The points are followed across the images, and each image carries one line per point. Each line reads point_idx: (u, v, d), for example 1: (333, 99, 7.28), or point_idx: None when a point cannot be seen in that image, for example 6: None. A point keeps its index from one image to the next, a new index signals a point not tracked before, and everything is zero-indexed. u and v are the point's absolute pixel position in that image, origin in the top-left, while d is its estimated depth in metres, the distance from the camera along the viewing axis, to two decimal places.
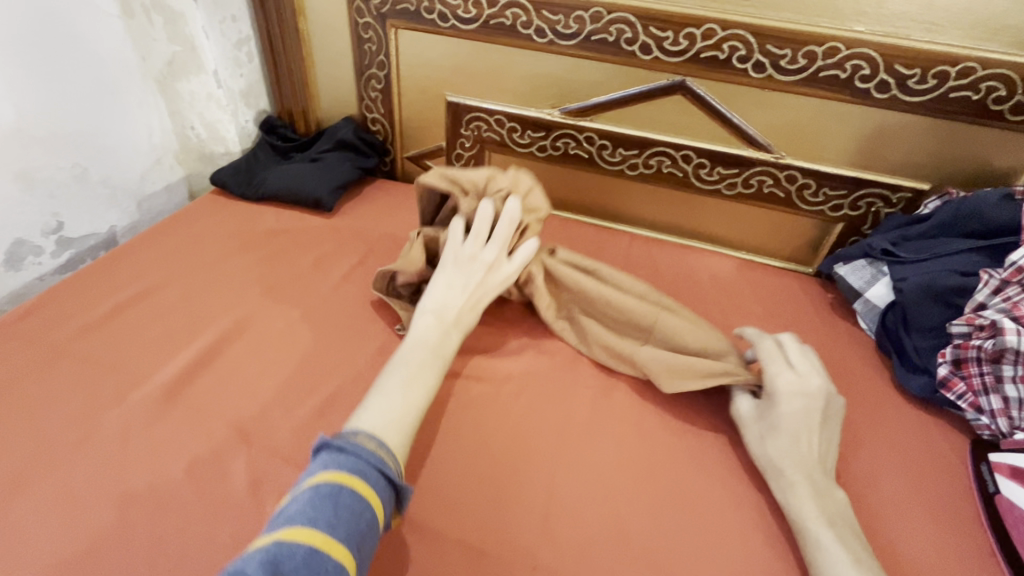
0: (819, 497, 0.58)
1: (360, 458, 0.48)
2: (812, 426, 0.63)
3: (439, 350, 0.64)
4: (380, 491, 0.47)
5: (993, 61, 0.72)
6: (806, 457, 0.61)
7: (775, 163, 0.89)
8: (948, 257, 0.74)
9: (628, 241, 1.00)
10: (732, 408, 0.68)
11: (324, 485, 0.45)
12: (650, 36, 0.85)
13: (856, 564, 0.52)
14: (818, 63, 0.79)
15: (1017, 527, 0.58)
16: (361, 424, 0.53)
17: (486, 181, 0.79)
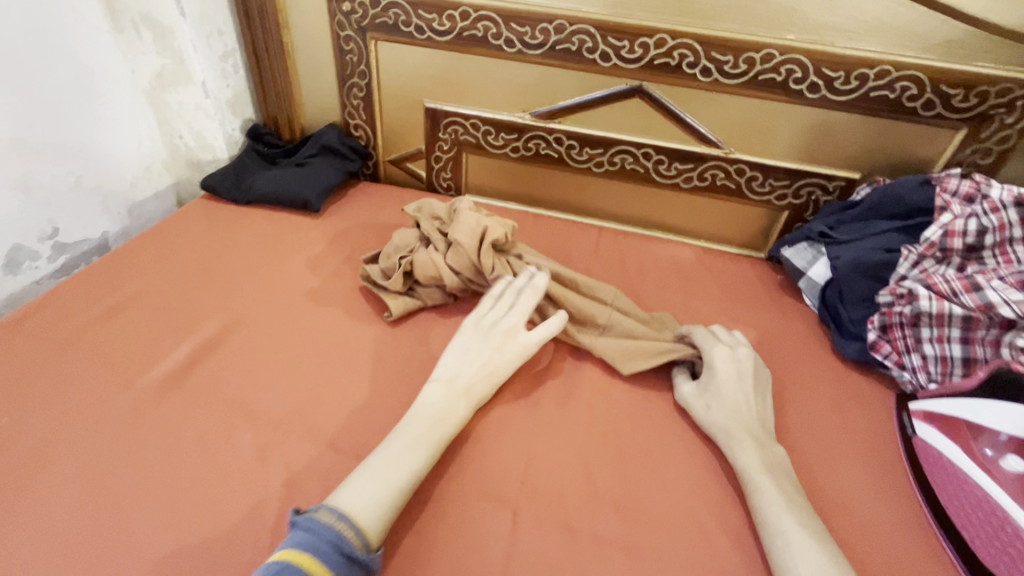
0: (759, 450, 0.65)
1: (316, 534, 0.50)
2: (745, 390, 0.71)
3: (445, 420, 0.64)
4: (330, 564, 0.48)
5: (905, 64, 0.82)
6: (744, 416, 0.68)
7: (726, 158, 0.98)
8: (874, 237, 0.85)
9: (596, 233, 1.08)
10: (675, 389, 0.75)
11: (275, 563, 0.47)
12: (609, 45, 0.92)
13: (793, 505, 0.58)
14: (757, 68, 0.88)
15: (930, 462, 0.65)
16: (335, 496, 0.54)
17: (446, 210, 0.93)
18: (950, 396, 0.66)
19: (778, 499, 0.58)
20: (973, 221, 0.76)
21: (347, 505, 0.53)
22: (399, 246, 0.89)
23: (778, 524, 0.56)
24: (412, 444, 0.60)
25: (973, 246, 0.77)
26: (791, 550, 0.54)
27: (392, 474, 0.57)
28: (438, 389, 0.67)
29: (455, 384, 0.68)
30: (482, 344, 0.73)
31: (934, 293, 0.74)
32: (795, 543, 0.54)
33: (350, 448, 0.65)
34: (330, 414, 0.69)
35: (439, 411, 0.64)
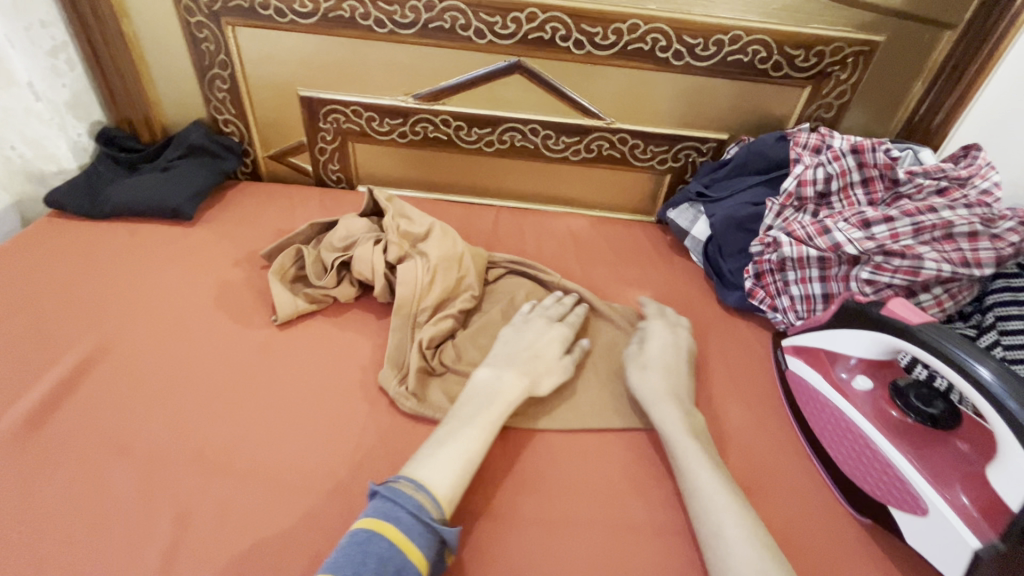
0: (680, 412, 0.66)
1: (399, 504, 0.52)
2: (675, 368, 0.73)
3: (497, 400, 0.65)
4: (416, 538, 0.50)
5: (754, 29, 0.87)
6: (671, 387, 0.70)
7: (608, 128, 1.01)
8: (742, 193, 0.92)
9: (494, 214, 1.08)
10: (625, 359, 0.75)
11: (360, 532, 0.50)
12: (481, 21, 0.91)
13: (715, 466, 0.61)
14: (625, 39, 0.90)
15: (798, 391, 0.71)
16: (412, 469, 0.56)
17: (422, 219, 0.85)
18: (816, 331, 0.71)
19: (702, 460, 0.61)
20: (821, 169, 0.84)
21: (422, 475, 0.55)
22: (345, 236, 0.84)
23: (694, 479, 0.59)
24: (464, 423, 0.62)
25: (823, 192, 0.85)
26: (704, 499, 0.57)
27: (448, 447, 0.59)
28: (489, 373, 0.69)
29: (509, 368, 0.69)
30: (529, 345, 0.73)
31: (793, 239, 0.82)
32: (702, 491, 0.58)
33: (245, 467, 0.61)
34: (220, 434, 0.64)
35: (496, 392, 0.66)
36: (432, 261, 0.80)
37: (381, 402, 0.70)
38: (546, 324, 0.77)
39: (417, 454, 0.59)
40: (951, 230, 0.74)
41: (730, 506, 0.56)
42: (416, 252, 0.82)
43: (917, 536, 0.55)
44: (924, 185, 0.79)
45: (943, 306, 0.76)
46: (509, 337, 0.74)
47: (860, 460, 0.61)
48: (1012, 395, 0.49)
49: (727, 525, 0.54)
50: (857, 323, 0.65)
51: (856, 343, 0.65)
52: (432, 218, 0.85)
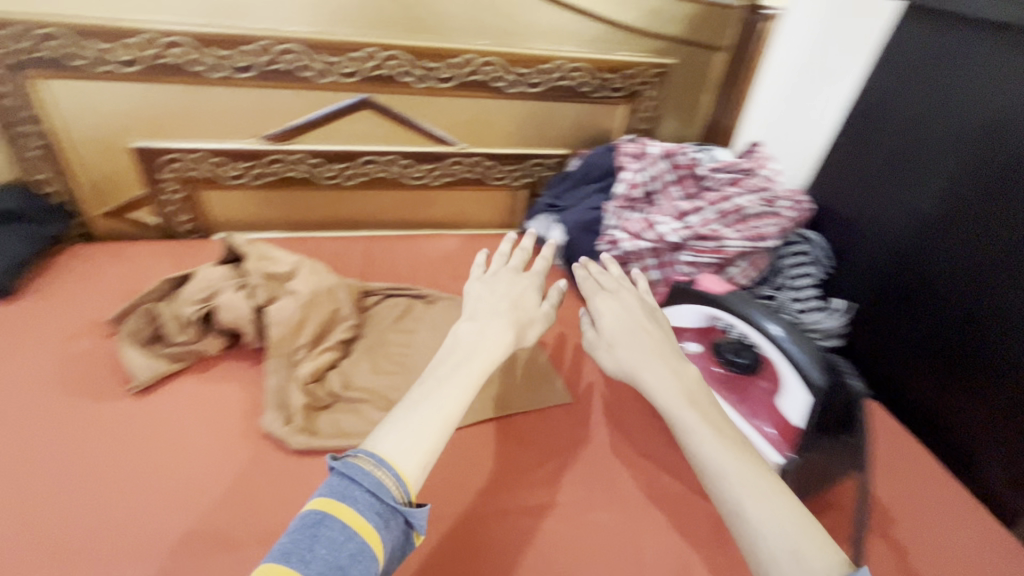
0: (646, 366, 0.63)
1: (355, 481, 0.46)
2: (648, 322, 0.70)
3: (483, 352, 0.62)
4: (373, 518, 0.44)
5: (572, 58, 1.00)
6: (635, 324, 0.69)
7: (462, 153, 1.08)
8: (585, 200, 1.04)
9: (365, 243, 1.09)
10: (579, 286, 0.78)
11: (310, 515, 0.44)
12: (322, 62, 0.93)
13: (720, 435, 0.54)
14: (463, 71, 0.98)
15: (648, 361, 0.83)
16: (374, 439, 0.50)
17: (286, 259, 0.85)
18: None
19: (704, 432, 0.54)
20: (643, 173, 0.98)
21: (382, 447, 0.49)
22: (204, 286, 0.80)
23: (696, 450, 0.54)
24: (447, 381, 0.57)
25: (649, 192, 0.99)
26: (719, 477, 0.51)
27: (434, 404, 0.53)
28: (472, 327, 0.65)
29: (492, 319, 0.67)
30: (506, 296, 0.72)
31: (629, 235, 0.94)
32: (718, 472, 0.51)
33: (116, 551, 0.57)
34: (80, 524, 0.59)
35: (481, 346, 0.62)
36: (302, 299, 0.80)
37: (264, 448, 0.68)
38: (516, 275, 0.77)
39: (384, 423, 0.52)
40: (743, 213, 0.92)
41: (741, 477, 0.50)
42: (286, 291, 0.81)
43: (743, 465, 0.69)
44: (721, 179, 0.98)
45: (747, 275, 0.93)
46: (479, 294, 0.73)
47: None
48: (790, 338, 0.65)
49: (751, 507, 0.48)
50: (683, 298, 0.77)
51: (681, 315, 0.77)
52: (296, 256, 0.85)
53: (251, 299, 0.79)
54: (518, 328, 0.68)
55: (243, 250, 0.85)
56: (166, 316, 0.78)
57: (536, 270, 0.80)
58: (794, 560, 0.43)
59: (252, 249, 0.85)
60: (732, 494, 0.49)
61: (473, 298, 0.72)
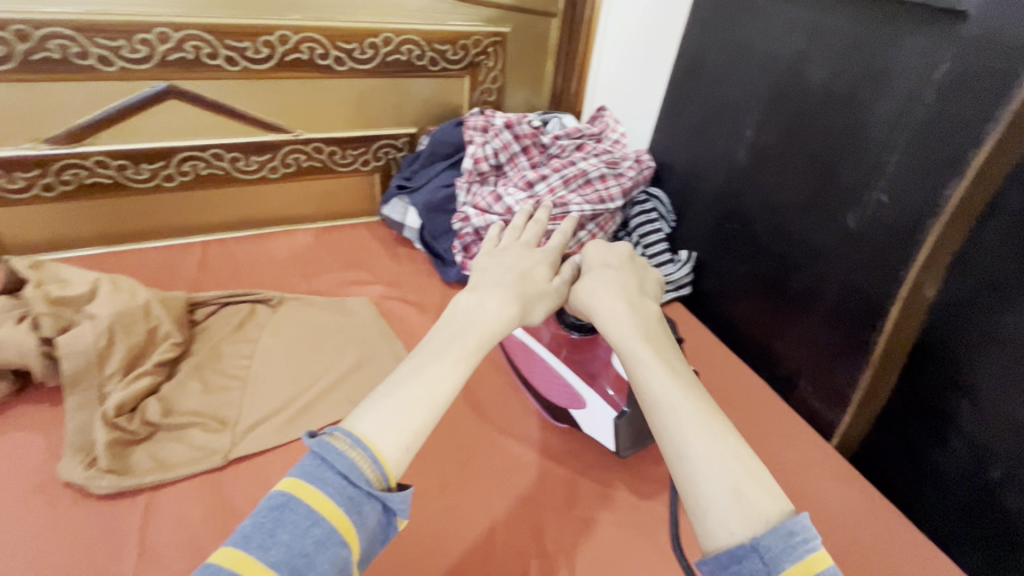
0: (621, 303, 0.56)
1: (326, 462, 0.39)
2: (632, 275, 0.61)
3: (486, 325, 0.51)
4: (345, 504, 0.38)
5: (400, 30, 0.95)
6: (625, 279, 0.60)
7: (299, 140, 1.00)
8: (436, 178, 1.00)
9: (200, 250, 0.98)
10: (584, 249, 0.65)
11: (275, 495, 0.38)
12: (102, 47, 0.80)
13: (674, 373, 0.49)
14: (280, 50, 0.90)
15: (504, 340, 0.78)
16: (359, 412, 0.43)
17: (80, 279, 0.74)
18: None
19: (659, 371, 0.49)
20: (489, 145, 0.96)
21: (361, 426, 0.41)
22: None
23: (652, 391, 0.48)
24: (441, 357, 0.47)
25: (497, 164, 0.97)
26: (673, 415, 0.46)
27: (418, 382, 0.44)
28: (473, 296, 0.54)
29: (491, 287, 0.55)
30: (505, 264, 0.60)
31: (479, 210, 0.93)
32: (660, 405, 0.47)
33: None
34: None
35: (480, 315, 0.51)
36: (104, 322, 0.70)
37: (65, 500, 0.59)
38: (526, 247, 0.65)
39: (372, 396, 0.44)
40: (587, 176, 0.94)
41: (693, 417, 0.45)
42: (84, 316, 0.70)
43: (589, 425, 0.68)
44: (565, 145, 0.99)
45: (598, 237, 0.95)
46: (485, 265, 0.61)
47: (546, 381, 0.70)
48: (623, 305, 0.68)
49: (696, 446, 0.44)
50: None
51: None
52: (96, 273, 0.74)
53: (38, 330, 0.68)
54: (519, 298, 0.55)
55: (25, 274, 0.72)
56: None
57: (551, 245, 0.66)
58: (733, 500, 0.40)
59: (36, 272, 0.73)
60: (667, 426, 0.45)
61: (479, 265, 0.61)
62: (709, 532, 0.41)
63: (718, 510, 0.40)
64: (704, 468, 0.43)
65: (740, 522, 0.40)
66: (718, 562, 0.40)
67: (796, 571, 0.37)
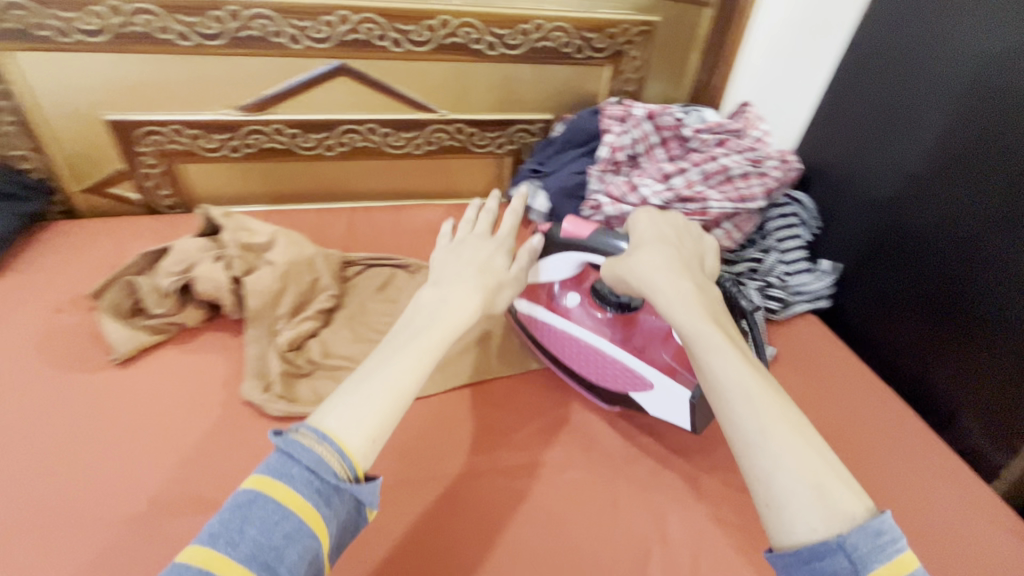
0: (683, 287, 0.60)
1: (293, 460, 0.47)
2: (685, 254, 0.65)
3: (440, 322, 0.60)
4: (310, 496, 0.45)
5: (552, 17, 0.97)
6: (679, 256, 0.64)
7: (443, 120, 1.06)
8: (569, 164, 1.02)
9: (348, 215, 1.08)
10: (632, 218, 0.70)
11: (242, 495, 0.45)
12: (293, 27, 0.90)
13: (748, 364, 0.53)
14: (440, 33, 0.95)
15: (532, 328, 0.81)
16: (323, 415, 0.50)
17: (260, 230, 0.84)
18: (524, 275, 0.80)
19: (736, 361, 0.53)
20: (627, 135, 0.96)
21: (327, 423, 0.49)
22: (180, 259, 0.80)
23: (729, 380, 0.52)
24: (398, 352, 0.57)
25: (633, 155, 0.97)
26: (754, 410, 0.50)
27: (381, 377, 0.53)
28: (433, 296, 0.65)
29: (459, 283, 0.66)
30: (470, 263, 0.71)
31: (612, 199, 0.93)
32: (729, 392, 0.52)
33: (97, 516, 0.58)
34: (61, 491, 0.60)
35: (439, 311, 0.62)
36: (279, 269, 0.80)
37: (244, 416, 0.69)
38: (480, 241, 0.77)
39: (335, 398, 0.52)
40: (729, 174, 0.91)
41: (766, 405, 0.50)
42: (264, 262, 0.82)
43: (652, 403, 0.71)
44: (706, 139, 0.96)
45: (733, 237, 0.92)
46: (445, 262, 0.73)
47: (596, 366, 0.74)
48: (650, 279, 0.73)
49: (774, 439, 0.48)
50: (553, 252, 0.75)
51: (557, 267, 0.76)
52: (274, 226, 0.85)
53: (228, 271, 0.79)
54: (485, 291, 0.67)
55: (220, 222, 0.84)
56: (143, 287, 0.78)
57: (504, 235, 0.79)
58: (815, 494, 0.45)
59: (228, 220, 0.84)
60: (743, 419, 0.50)
61: (440, 262, 0.73)
62: (788, 524, 0.45)
63: (802, 506, 0.45)
64: (780, 460, 0.47)
65: (821, 513, 0.45)
66: (797, 554, 0.44)
67: (886, 570, 0.42)
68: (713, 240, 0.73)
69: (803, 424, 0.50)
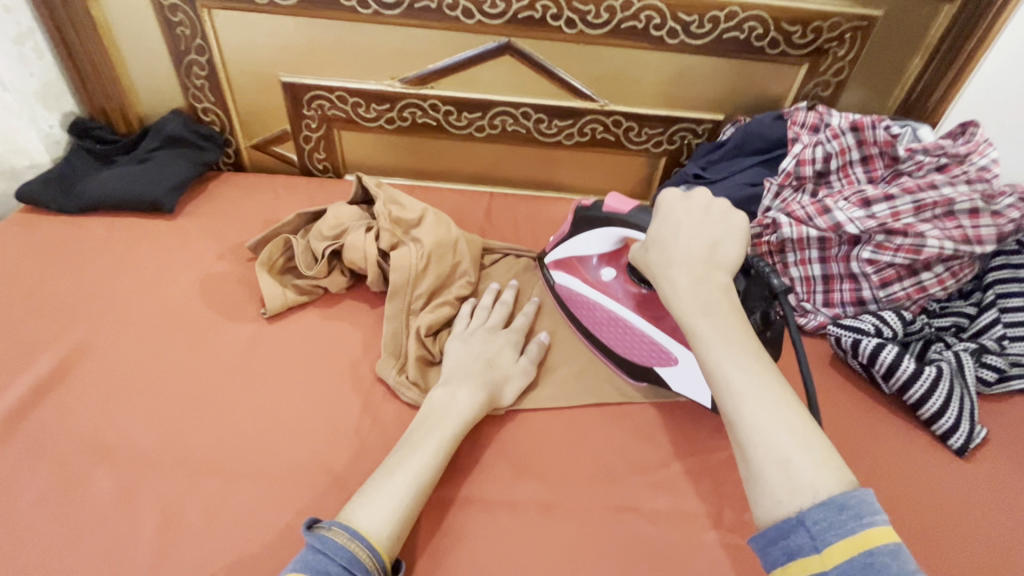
0: (686, 278, 0.53)
1: (328, 556, 0.49)
2: (699, 235, 0.55)
3: (450, 419, 0.61)
4: None
5: (749, 5, 0.85)
6: (687, 238, 0.55)
7: (602, 111, 0.98)
8: (740, 174, 0.90)
9: (486, 200, 1.05)
10: (655, 202, 0.59)
11: None
12: (470, 0, 0.87)
13: (731, 343, 0.49)
14: (619, 16, 0.88)
15: (566, 296, 0.78)
16: (347, 512, 0.53)
17: (410, 205, 0.82)
18: (562, 242, 0.77)
19: (716, 343, 0.49)
20: (819, 148, 0.83)
21: (356, 519, 0.52)
22: (334, 224, 0.81)
23: (709, 364, 0.49)
24: (416, 449, 0.59)
25: (822, 171, 0.84)
26: (728, 396, 0.47)
27: (396, 479, 0.55)
28: (446, 392, 0.65)
29: (463, 382, 0.65)
30: (480, 355, 0.69)
31: (793, 219, 0.80)
32: (717, 385, 0.48)
33: (238, 467, 0.59)
34: (208, 435, 0.61)
35: (450, 410, 0.62)
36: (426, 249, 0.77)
37: (377, 394, 0.68)
38: (491, 331, 0.73)
39: (358, 494, 0.55)
40: (952, 207, 0.74)
41: (750, 396, 0.46)
42: (410, 239, 0.79)
43: (677, 381, 0.69)
44: (924, 161, 0.78)
45: (945, 283, 0.76)
46: (455, 352, 0.70)
47: (624, 338, 0.72)
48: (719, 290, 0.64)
49: (750, 421, 0.45)
50: (591, 225, 0.72)
51: (592, 241, 0.73)
52: (424, 204, 0.83)
53: (378, 243, 0.78)
54: (491, 390, 0.66)
55: (374, 192, 0.84)
56: (297, 247, 0.80)
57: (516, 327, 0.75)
58: (781, 472, 0.43)
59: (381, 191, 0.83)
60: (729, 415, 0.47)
61: (450, 351, 0.70)
62: (761, 510, 0.44)
63: (772, 499, 0.43)
64: (757, 451, 0.44)
65: (785, 491, 0.43)
66: (767, 535, 0.43)
67: (846, 546, 0.40)
68: (740, 218, 0.56)
69: (792, 412, 0.45)
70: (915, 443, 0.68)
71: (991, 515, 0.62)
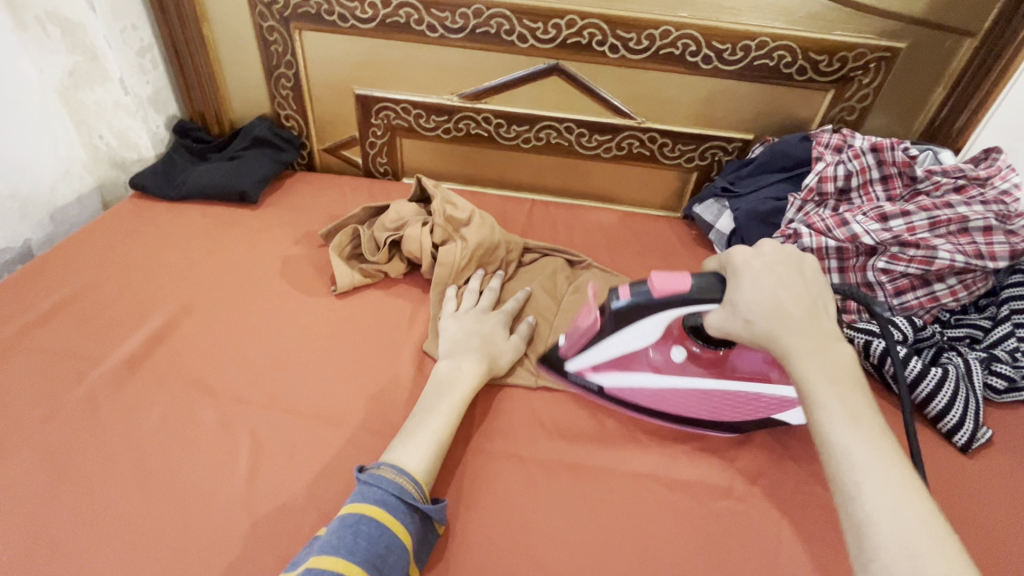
0: (802, 339, 0.54)
1: (380, 488, 0.55)
2: (795, 292, 0.56)
3: (460, 386, 0.68)
4: (400, 515, 0.54)
5: (779, 35, 0.93)
6: (788, 294, 0.56)
7: (638, 128, 1.07)
8: (766, 189, 0.98)
9: (529, 205, 1.15)
10: (729, 255, 0.60)
11: (348, 515, 0.53)
12: (525, 27, 0.99)
13: (857, 421, 0.49)
14: (657, 43, 0.97)
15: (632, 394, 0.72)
16: (391, 454, 0.60)
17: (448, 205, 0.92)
18: (598, 344, 0.69)
19: (841, 414, 0.49)
20: (841, 166, 0.89)
21: (401, 461, 0.58)
22: (396, 218, 0.92)
23: (830, 436, 0.49)
24: (431, 411, 0.65)
25: (842, 189, 0.90)
26: (851, 469, 0.47)
27: (419, 438, 0.61)
28: (450, 364, 0.71)
29: (466, 356, 0.72)
30: (477, 332, 0.76)
31: (813, 231, 0.87)
32: (841, 454, 0.48)
33: (312, 411, 0.70)
34: (288, 383, 0.73)
35: (457, 379, 0.69)
36: (474, 244, 0.88)
37: (428, 363, 0.78)
38: (482, 313, 0.80)
39: (395, 440, 0.62)
40: (966, 225, 0.79)
41: (878, 472, 0.46)
42: (459, 236, 0.90)
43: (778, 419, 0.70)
44: (941, 182, 0.84)
45: (957, 295, 0.81)
46: (454, 329, 0.76)
47: (717, 407, 0.70)
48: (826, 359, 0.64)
49: (875, 497, 0.45)
50: (643, 315, 0.63)
51: (649, 329, 0.66)
52: (474, 205, 0.93)
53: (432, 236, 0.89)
54: (490, 361, 0.73)
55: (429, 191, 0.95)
56: (363, 236, 0.91)
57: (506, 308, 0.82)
58: (906, 556, 0.42)
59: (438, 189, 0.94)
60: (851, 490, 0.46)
61: (449, 327, 0.77)
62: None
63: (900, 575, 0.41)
64: (884, 525, 0.43)
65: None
66: None
67: None
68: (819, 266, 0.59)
69: (925, 498, 0.45)
70: (920, 437, 0.74)
71: (990, 504, 0.66)
